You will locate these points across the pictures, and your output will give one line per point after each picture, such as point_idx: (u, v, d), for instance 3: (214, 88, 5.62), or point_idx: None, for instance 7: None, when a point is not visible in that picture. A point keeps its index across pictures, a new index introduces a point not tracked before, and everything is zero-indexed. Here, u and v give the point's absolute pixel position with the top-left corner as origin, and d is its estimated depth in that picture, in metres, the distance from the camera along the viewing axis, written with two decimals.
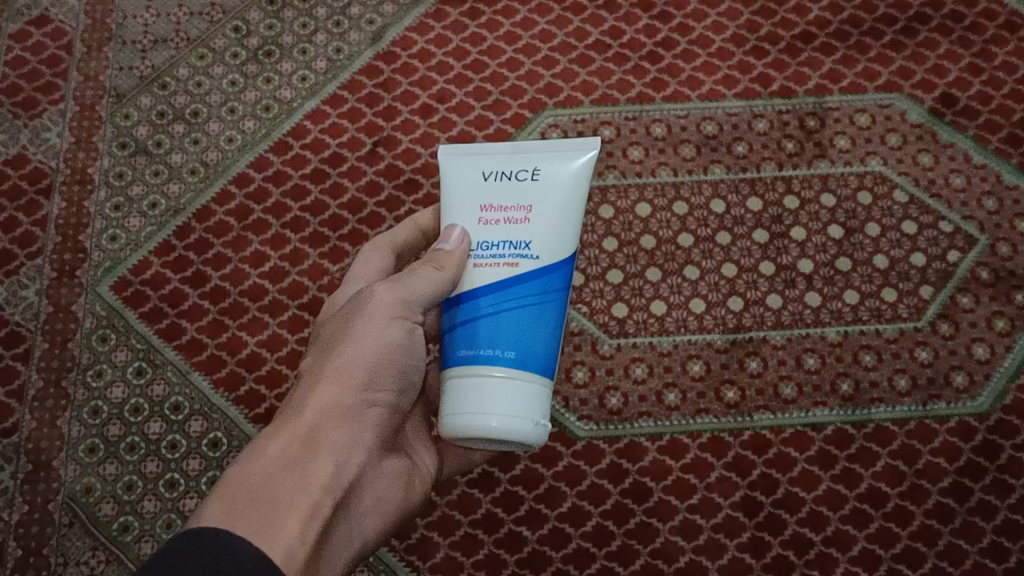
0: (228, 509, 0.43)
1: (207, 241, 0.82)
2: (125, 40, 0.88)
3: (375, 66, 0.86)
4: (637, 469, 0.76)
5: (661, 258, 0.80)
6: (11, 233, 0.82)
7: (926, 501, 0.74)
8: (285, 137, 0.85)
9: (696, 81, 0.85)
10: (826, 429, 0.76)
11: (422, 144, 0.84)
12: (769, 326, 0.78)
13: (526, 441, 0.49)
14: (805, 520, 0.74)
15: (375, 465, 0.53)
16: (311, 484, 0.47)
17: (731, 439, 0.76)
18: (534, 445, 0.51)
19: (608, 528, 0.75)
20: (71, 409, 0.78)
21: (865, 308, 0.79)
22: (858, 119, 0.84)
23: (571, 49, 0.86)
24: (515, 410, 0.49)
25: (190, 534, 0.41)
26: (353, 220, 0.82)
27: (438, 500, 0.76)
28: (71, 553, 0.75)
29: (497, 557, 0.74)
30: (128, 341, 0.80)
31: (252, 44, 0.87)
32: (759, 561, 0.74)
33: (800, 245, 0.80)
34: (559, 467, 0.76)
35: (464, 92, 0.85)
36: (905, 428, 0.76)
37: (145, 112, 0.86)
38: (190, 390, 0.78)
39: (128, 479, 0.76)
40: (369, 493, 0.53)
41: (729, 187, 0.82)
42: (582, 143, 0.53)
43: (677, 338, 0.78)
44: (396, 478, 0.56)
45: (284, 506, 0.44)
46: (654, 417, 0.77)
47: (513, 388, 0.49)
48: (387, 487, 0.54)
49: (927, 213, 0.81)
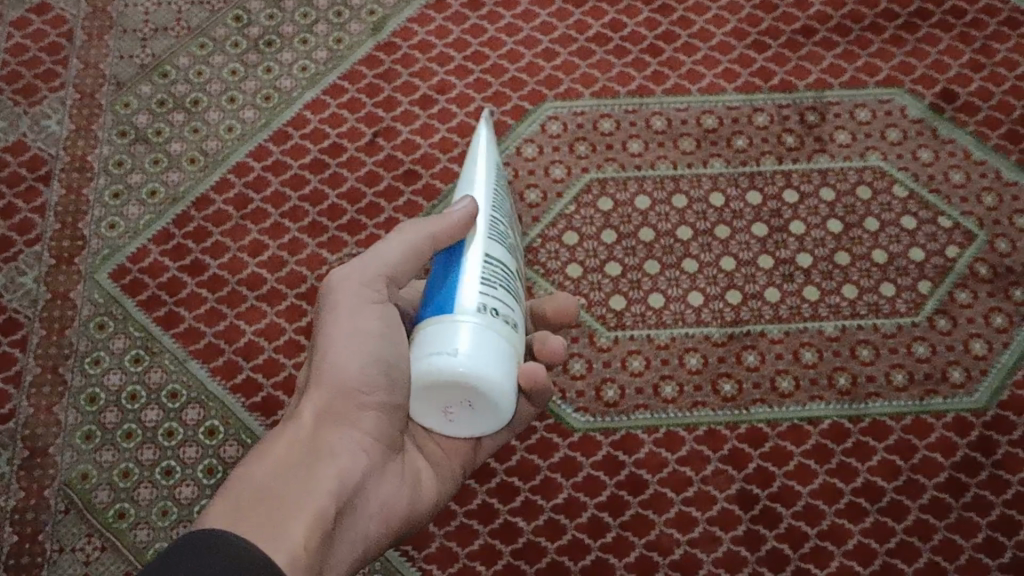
0: (227, 518, 0.45)
1: (284, 226, 0.84)
2: (193, 27, 0.90)
3: (447, 53, 0.88)
4: (717, 457, 0.76)
5: (735, 247, 0.82)
6: (10, 219, 0.84)
7: (1005, 491, 0.75)
8: (359, 123, 0.87)
9: (767, 73, 0.87)
10: (904, 419, 0.77)
11: (494, 130, 0.86)
12: (845, 317, 0.79)
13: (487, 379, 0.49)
14: (886, 509, 0.75)
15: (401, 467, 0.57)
16: (316, 492, 0.49)
17: (810, 428, 0.77)
18: (460, 381, 0.49)
19: (690, 515, 0.75)
20: (150, 393, 0.80)
21: (942, 299, 0.80)
22: (908, 112, 0.86)
23: (630, 29, 0.89)
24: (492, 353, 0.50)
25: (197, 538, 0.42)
26: (407, 191, 0.84)
27: (522, 486, 0.76)
28: (153, 534, 0.76)
29: (581, 543, 0.75)
30: (207, 324, 0.81)
31: (320, 31, 0.90)
32: (840, 548, 0.74)
33: (873, 235, 0.82)
34: (640, 454, 0.77)
35: (535, 81, 0.87)
36: (981, 418, 0.77)
37: (215, 97, 0.88)
38: (270, 372, 0.79)
39: (208, 462, 0.78)
40: (396, 494, 0.56)
41: (801, 175, 0.84)
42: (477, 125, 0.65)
43: (748, 328, 0.79)
44: (432, 477, 0.59)
45: (282, 509, 0.47)
46: (735, 405, 0.77)
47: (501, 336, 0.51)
48: (422, 490, 0.58)
49: (989, 202, 0.83)
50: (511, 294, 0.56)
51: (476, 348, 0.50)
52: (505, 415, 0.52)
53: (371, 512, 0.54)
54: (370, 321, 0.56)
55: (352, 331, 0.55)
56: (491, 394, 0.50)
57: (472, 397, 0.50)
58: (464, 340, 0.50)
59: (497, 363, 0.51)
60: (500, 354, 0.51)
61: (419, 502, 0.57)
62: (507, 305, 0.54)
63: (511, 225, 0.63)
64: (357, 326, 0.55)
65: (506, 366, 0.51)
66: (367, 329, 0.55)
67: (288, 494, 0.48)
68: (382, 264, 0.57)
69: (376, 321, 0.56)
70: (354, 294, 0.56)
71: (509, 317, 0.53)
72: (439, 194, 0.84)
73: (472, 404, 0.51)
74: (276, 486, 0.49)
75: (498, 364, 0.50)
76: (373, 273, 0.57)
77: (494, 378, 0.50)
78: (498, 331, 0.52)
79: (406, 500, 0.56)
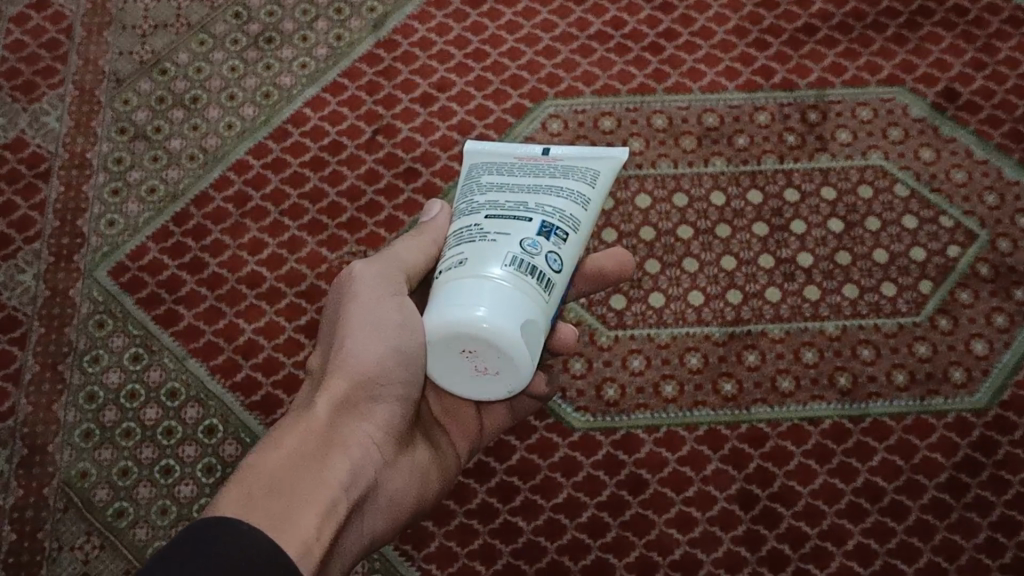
0: (240, 500, 0.44)
1: (206, 227, 0.82)
2: (125, 25, 0.87)
3: (375, 54, 0.86)
4: (633, 461, 0.76)
5: (660, 250, 0.80)
6: None
7: (922, 497, 0.74)
8: (285, 124, 0.84)
9: (698, 72, 0.85)
10: (822, 422, 0.76)
11: (421, 132, 0.84)
12: (767, 320, 0.78)
13: (487, 321, 0.43)
14: (801, 514, 0.74)
15: (387, 465, 0.54)
16: (323, 482, 0.48)
17: (727, 432, 0.76)
18: (456, 330, 0.44)
19: (603, 520, 0.75)
20: (67, 394, 0.78)
21: (864, 302, 0.79)
22: (859, 113, 0.83)
23: (573, 39, 0.86)
24: (459, 301, 0.44)
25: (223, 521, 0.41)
26: (315, 178, 0.83)
27: (455, 508, 0.75)
28: (66, 538, 0.74)
29: (492, 548, 0.74)
30: (125, 327, 0.79)
31: (252, 30, 0.87)
32: (754, 554, 0.73)
33: (800, 238, 0.80)
34: (555, 458, 0.76)
35: (465, 81, 0.85)
36: (902, 422, 0.76)
37: (145, 97, 0.85)
38: (187, 376, 0.78)
39: (123, 464, 0.76)
40: (384, 492, 0.54)
41: (729, 179, 0.82)
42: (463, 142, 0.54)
43: (676, 330, 0.78)
44: (409, 476, 0.56)
45: (301, 503, 0.45)
46: (652, 409, 0.77)
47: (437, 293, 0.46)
48: (407, 486, 0.56)
49: (927, 208, 0.81)
50: (502, 231, 0.46)
51: (453, 298, 0.44)
52: (526, 362, 0.45)
53: (378, 505, 0.53)
54: (389, 314, 0.53)
55: (369, 326, 0.53)
56: (495, 341, 0.43)
57: (476, 344, 0.44)
58: (449, 293, 0.45)
59: (503, 304, 0.43)
60: (500, 288, 0.44)
61: (400, 499, 0.55)
62: (492, 247, 0.45)
63: (548, 187, 0.49)
64: (373, 321, 0.53)
65: (512, 304, 0.44)
66: (383, 323, 0.53)
67: (303, 476, 0.47)
68: (403, 265, 0.54)
69: (398, 313, 0.53)
70: (379, 290, 0.54)
71: (500, 251, 0.45)
72: (439, 192, 0.82)
73: (479, 349, 0.44)
74: (286, 475, 0.46)
75: (507, 305, 0.44)
76: (397, 272, 0.54)
77: (481, 314, 0.43)
78: (514, 265, 0.44)
79: (392, 495, 0.54)
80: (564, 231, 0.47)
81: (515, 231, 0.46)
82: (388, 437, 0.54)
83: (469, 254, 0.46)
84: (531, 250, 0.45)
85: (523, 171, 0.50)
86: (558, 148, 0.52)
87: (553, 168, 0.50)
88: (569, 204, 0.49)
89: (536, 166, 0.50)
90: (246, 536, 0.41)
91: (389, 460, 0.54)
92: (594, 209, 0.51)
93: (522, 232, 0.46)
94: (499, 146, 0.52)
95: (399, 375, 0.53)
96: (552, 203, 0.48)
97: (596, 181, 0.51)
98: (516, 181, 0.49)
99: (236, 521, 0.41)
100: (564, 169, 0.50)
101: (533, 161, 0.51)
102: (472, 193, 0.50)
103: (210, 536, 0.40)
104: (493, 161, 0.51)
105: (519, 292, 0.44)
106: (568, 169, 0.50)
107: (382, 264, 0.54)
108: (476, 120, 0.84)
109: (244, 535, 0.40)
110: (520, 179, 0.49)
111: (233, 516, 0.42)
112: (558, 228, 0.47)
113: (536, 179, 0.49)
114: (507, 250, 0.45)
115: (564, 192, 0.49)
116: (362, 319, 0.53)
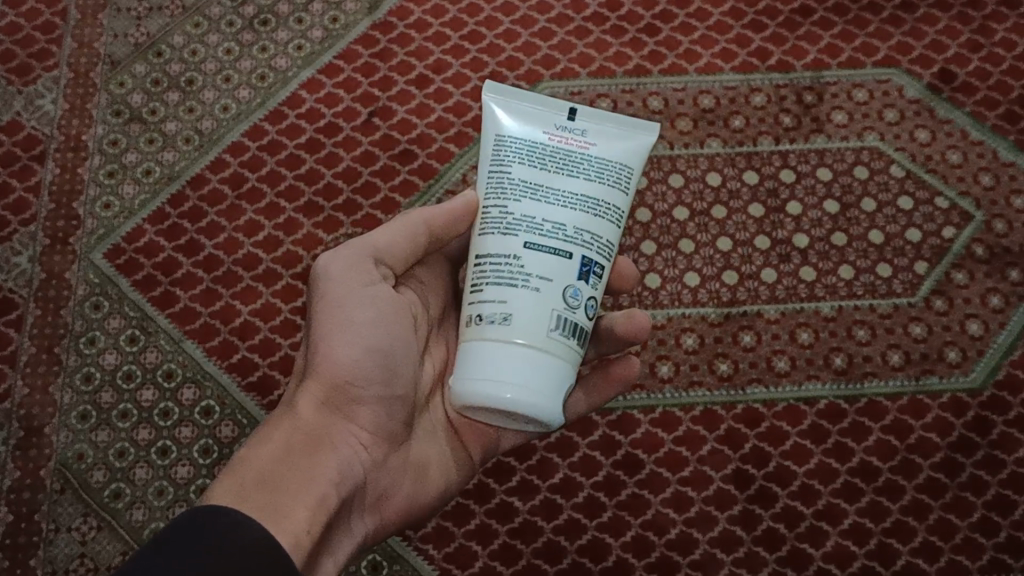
0: (234, 495, 0.45)
1: (201, 209, 0.82)
2: (120, 7, 0.87)
3: (371, 36, 0.86)
4: (629, 441, 0.76)
5: (656, 232, 0.80)
6: None
7: (917, 476, 0.75)
8: (280, 107, 0.84)
9: (694, 54, 0.85)
10: (817, 403, 0.76)
11: (417, 115, 0.84)
12: (763, 301, 0.78)
13: (526, 403, 0.44)
14: (797, 493, 0.74)
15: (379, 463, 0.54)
16: (309, 480, 0.48)
17: (723, 413, 0.76)
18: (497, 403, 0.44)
19: (599, 500, 0.75)
20: (63, 375, 0.78)
21: (859, 283, 0.79)
22: (855, 94, 0.83)
23: (568, 21, 0.86)
24: (494, 372, 0.45)
25: (217, 512, 0.41)
26: (311, 160, 0.83)
27: None
28: (62, 519, 0.75)
29: (489, 528, 0.75)
30: (121, 309, 0.79)
31: (248, 13, 0.87)
32: (749, 533, 0.74)
33: (795, 220, 0.80)
34: (552, 439, 0.76)
35: (461, 63, 0.85)
36: (897, 402, 0.76)
37: (140, 79, 0.85)
38: (184, 357, 0.78)
39: (120, 445, 0.77)
40: (376, 488, 0.54)
41: (725, 161, 0.82)
42: (491, 96, 0.49)
43: (671, 311, 0.78)
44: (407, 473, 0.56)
45: (289, 501, 0.46)
46: (648, 390, 0.77)
47: (476, 352, 0.46)
48: (404, 481, 0.55)
49: (923, 189, 0.81)
50: (544, 274, 0.46)
51: (493, 368, 0.45)
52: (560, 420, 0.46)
53: (370, 502, 0.53)
54: (363, 312, 0.51)
55: (342, 326, 0.51)
56: (533, 416, 0.45)
57: (515, 415, 0.45)
58: (491, 358, 0.45)
59: (539, 378, 0.44)
60: (541, 361, 0.45)
61: (396, 495, 0.55)
62: (528, 304, 0.45)
63: (583, 197, 0.47)
64: (347, 321, 0.51)
65: (548, 377, 0.45)
66: (356, 322, 0.51)
67: (289, 475, 0.47)
68: (375, 252, 0.52)
69: (370, 312, 0.51)
70: (352, 284, 0.51)
71: (543, 318, 0.45)
72: (434, 175, 0.82)
73: (514, 417, 0.46)
74: (272, 474, 0.47)
75: (543, 379, 0.45)
76: (366, 264, 0.51)
77: (525, 394, 0.44)
78: (554, 329, 0.45)
79: (386, 492, 0.54)
80: (600, 265, 0.47)
81: (559, 278, 0.46)
82: (379, 435, 0.53)
83: (514, 308, 0.46)
84: (574, 303, 0.46)
85: (558, 167, 0.47)
86: (593, 132, 0.48)
87: (589, 166, 0.47)
88: (605, 225, 0.47)
89: (571, 160, 0.47)
90: (231, 523, 0.41)
91: (380, 459, 0.54)
92: (625, 216, 0.49)
93: (564, 279, 0.46)
94: (529, 123, 0.48)
95: (378, 373, 0.52)
96: (592, 230, 0.47)
97: (630, 181, 0.49)
98: (551, 188, 0.47)
99: (223, 510, 0.42)
100: (600, 167, 0.47)
101: (566, 154, 0.47)
102: (501, 195, 0.47)
103: (203, 524, 0.40)
104: (524, 145, 0.48)
105: (552, 360, 0.45)
106: (605, 168, 0.47)
107: (349, 252, 0.51)
108: (473, 102, 0.84)
109: (229, 526, 0.40)
110: (553, 184, 0.47)
111: (225, 509, 0.42)
112: (596, 264, 0.47)
113: (571, 182, 0.47)
114: (551, 310, 0.46)
115: (600, 205, 0.47)
116: (335, 320, 0.51)
